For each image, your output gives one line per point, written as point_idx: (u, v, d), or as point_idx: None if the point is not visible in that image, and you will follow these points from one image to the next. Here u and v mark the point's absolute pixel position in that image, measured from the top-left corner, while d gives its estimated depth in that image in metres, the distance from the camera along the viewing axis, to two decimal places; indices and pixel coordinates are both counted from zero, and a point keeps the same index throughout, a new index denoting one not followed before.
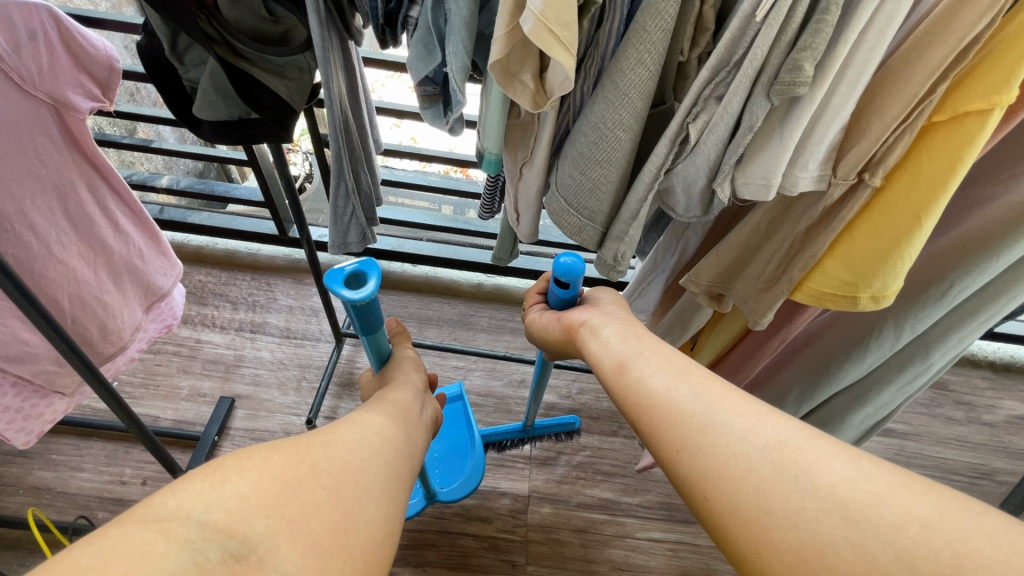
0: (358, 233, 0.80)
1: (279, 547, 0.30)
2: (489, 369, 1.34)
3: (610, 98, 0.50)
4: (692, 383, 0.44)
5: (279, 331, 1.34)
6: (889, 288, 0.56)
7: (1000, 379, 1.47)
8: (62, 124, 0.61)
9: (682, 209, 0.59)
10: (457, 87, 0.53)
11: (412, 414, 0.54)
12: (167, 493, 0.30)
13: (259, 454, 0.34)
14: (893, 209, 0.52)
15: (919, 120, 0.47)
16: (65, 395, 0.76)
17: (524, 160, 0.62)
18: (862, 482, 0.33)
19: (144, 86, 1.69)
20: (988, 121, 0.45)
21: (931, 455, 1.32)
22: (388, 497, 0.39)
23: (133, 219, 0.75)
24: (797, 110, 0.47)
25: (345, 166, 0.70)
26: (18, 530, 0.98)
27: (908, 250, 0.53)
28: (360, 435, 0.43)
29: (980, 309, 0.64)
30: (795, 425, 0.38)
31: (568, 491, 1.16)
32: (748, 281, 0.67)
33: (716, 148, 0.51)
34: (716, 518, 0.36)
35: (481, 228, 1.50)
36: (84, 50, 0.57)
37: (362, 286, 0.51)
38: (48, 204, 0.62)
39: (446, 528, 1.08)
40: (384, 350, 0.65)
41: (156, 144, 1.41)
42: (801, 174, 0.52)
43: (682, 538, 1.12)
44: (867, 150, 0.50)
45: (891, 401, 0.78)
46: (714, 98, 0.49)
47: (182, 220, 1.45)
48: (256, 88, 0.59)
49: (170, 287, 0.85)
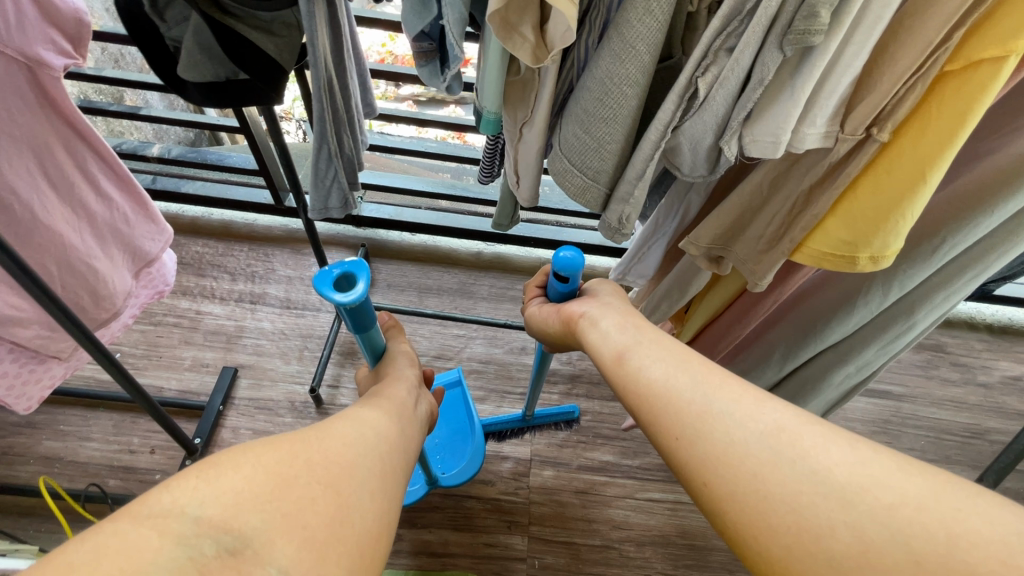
0: (339, 197, 0.78)
1: (273, 539, 0.30)
2: (490, 337, 1.34)
3: (616, 52, 0.48)
4: (693, 373, 0.44)
5: (279, 301, 1.34)
6: (889, 247, 0.56)
7: (997, 341, 1.48)
8: (36, 81, 0.58)
9: (688, 168, 0.58)
10: (454, 41, 0.51)
11: (407, 409, 0.54)
12: (161, 490, 0.30)
13: (252, 450, 0.34)
14: (899, 164, 0.51)
15: (932, 69, 0.45)
16: (60, 360, 0.76)
17: (524, 120, 0.60)
18: (858, 467, 0.33)
19: (129, 50, 1.64)
20: (1002, 70, 0.43)
21: (926, 416, 1.33)
22: (383, 491, 0.39)
23: (118, 183, 0.73)
24: (810, 60, 0.45)
25: (328, 129, 0.69)
26: (31, 497, 1.00)
27: (911, 206, 0.52)
28: (353, 432, 0.43)
29: (969, 266, 0.63)
30: (791, 411, 0.38)
31: (569, 455, 1.18)
32: (748, 242, 0.66)
33: (725, 103, 0.50)
34: (717, 505, 0.36)
35: (479, 194, 1.48)
36: (49, 3, 0.53)
37: (352, 288, 0.51)
38: (25, 165, 0.61)
39: (452, 492, 1.10)
40: (379, 346, 0.65)
41: (144, 111, 1.37)
42: (810, 131, 0.50)
43: (680, 497, 1.15)
44: (878, 103, 0.48)
45: (874, 360, 0.78)
46: (724, 50, 0.47)
47: (175, 190, 1.44)
48: (242, 46, 0.56)
49: (160, 252, 0.83)
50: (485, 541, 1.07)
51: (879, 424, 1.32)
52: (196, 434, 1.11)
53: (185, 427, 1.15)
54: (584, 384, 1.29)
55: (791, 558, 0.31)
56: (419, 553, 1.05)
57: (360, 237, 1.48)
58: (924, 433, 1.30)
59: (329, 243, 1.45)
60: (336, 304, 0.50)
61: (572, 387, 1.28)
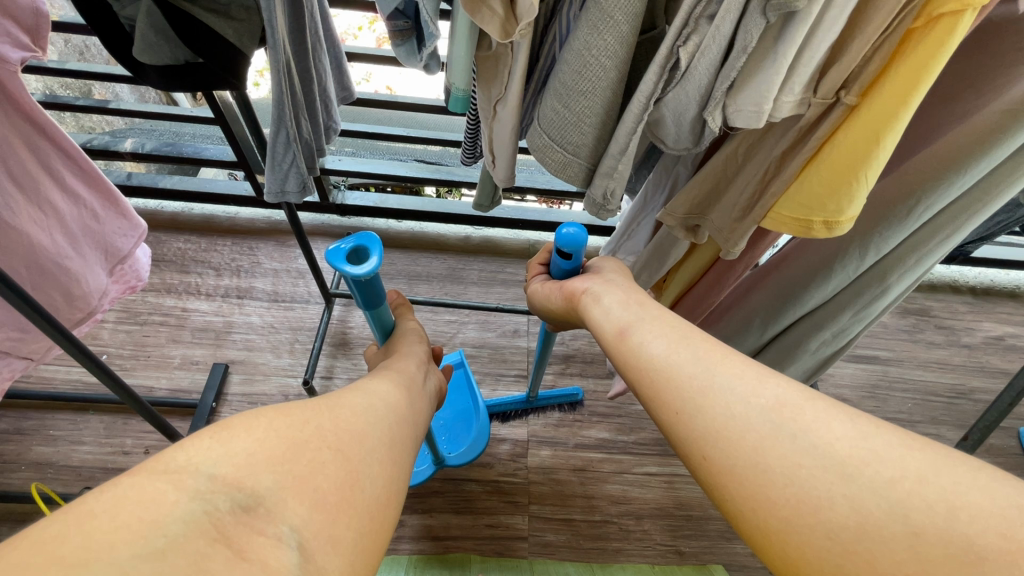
0: (297, 181, 0.76)
1: (286, 501, 0.30)
2: (482, 321, 1.34)
3: (593, 23, 0.47)
4: (694, 348, 0.44)
5: (267, 295, 1.33)
6: (844, 212, 0.55)
7: (979, 302, 1.51)
8: None
9: (672, 140, 0.57)
10: (427, 19, 0.49)
11: (416, 381, 0.54)
12: (176, 449, 0.29)
13: (265, 415, 0.34)
14: (860, 130, 0.50)
15: (898, 30, 0.44)
16: (27, 357, 0.73)
17: (498, 97, 0.58)
18: (859, 440, 0.33)
19: (94, 42, 1.59)
20: (960, 24, 0.42)
21: (912, 378, 1.36)
22: (393, 460, 0.39)
23: (86, 179, 0.71)
24: (793, 25, 0.43)
25: (287, 113, 0.66)
26: (24, 504, 0.98)
27: (866, 171, 0.52)
28: (364, 403, 0.42)
29: (943, 227, 0.63)
30: (794, 387, 0.38)
31: (565, 434, 1.20)
32: (723, 211, 0.66)
33: (707, 74, 0.48)
34: (716, 476, 0.36)
35: (465, 178, 1.46)
36: None
37: (364, 262, 0.50)
38: None
39: (451, 476, 1.11)
40: (387, 322, 0.64)
41: (113, 105, 1.33)
42: (787, 99, 0.49)
43: (676, 470, 1.17)
44: (847, 65, 0.47)
45: (850, 327, 0.78)
46: (705, 18, 0.46)
47: (153, 185, 1.41)
48: (196, 30, 0.55)
49: (133, 248, 0.82)
50: (487, 522, 1.08)
51: (868, 388, 1.34)
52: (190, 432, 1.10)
53: (178, 426, 1.14)
54: (578, 363, 1.30)
55: (790, 529, 0.31)
56: (421, 538, 1.06)
57: (346, 226, 1.46)
58: (911, 395, 1.32)
59: (315, 233, 1.43)
60: (348, 278, 0.50)
61: (566, 366, 1.29)
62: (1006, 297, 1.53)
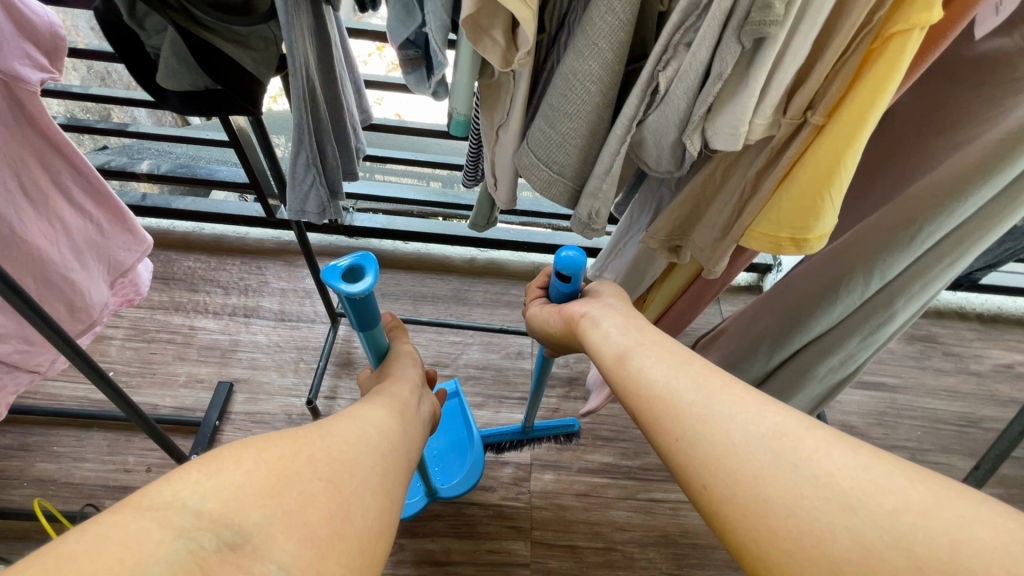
0: (317, 205, 0.77)
1: (275, 536, 0.29)
2: (486, 343, 1.35)
3: (579, 49, 0.49)
4: (693, 376, 0.44)
5: (273, 314, 1.34)
6: (819, 228, 0.56)
7: (987, 329, 1.50)
8: (14, 97, 0.58)
9: (655, 163, 0.58)
10: (436, 48, 0.52)
11: (409, 408, 0.54)
12: (162, 483, 0.29)
13: (258, 445, 0.34)
14: (826, 150, 0.51)
15: (857, 52, 0.46)
16: (35, 372, 0.74)
17: (501, 122, 0.61)
18: (859, 471, 0.32)
19: (116, 68, 1.65)
20: (909, 45, 0.43)
21: (921, 406, 1.34)
22: (384, 489, 0.38)
23: (95, 195, 0.73)
24: (764, 51, 0.45)
25: (306, 136, 0.68)
26: (24, 521, 0.98)
27: (833, 190, 0.53)
28: (356, 431, 0.42)
29: (945, 256, 0.63)
30: (793, 416, 0.38)
31: (569, 458, 1.18)
32: (704, 230, 0.68)
33: (685, 98, 0.50)
34: (714, 507, 0.35)
35: (471, 201, 1.49)
36: (26, 19, 0.55)
37: (359, 280, 0.51)
38: (5, 181, 0.61)
39: (453, 499, 1.10)
40: (381, 345, 0.64)
41: (132, 128, 1.38)
42: (759, 122, 0.51)
43: (681, 496, 1.15)
44: (813, 87, 0.49)
45: (858, 353, 0.77)
46: (684, 45, 0.47)
47: (166, 206, 1.44)
48: (216, 58, 0.58)
49: (136, 262, 0.83)
50: (489, 548, 1.06)
51: (876, 416, 1.32)
52: (192, 451, 1.10)
53: (181, 445, 1.14)
54: (582, 386, 1.29)
55: (791, 562, 0.31)
56: (421, 563, 1.04)
57: (353, 247, 1.48)
58: (920, 423, 1.30)
59: (323, 254, 1.45)
60: (342, 296, 0.51)
61: (570, 390, 1.28)
62: (1014, 325, 1.52)
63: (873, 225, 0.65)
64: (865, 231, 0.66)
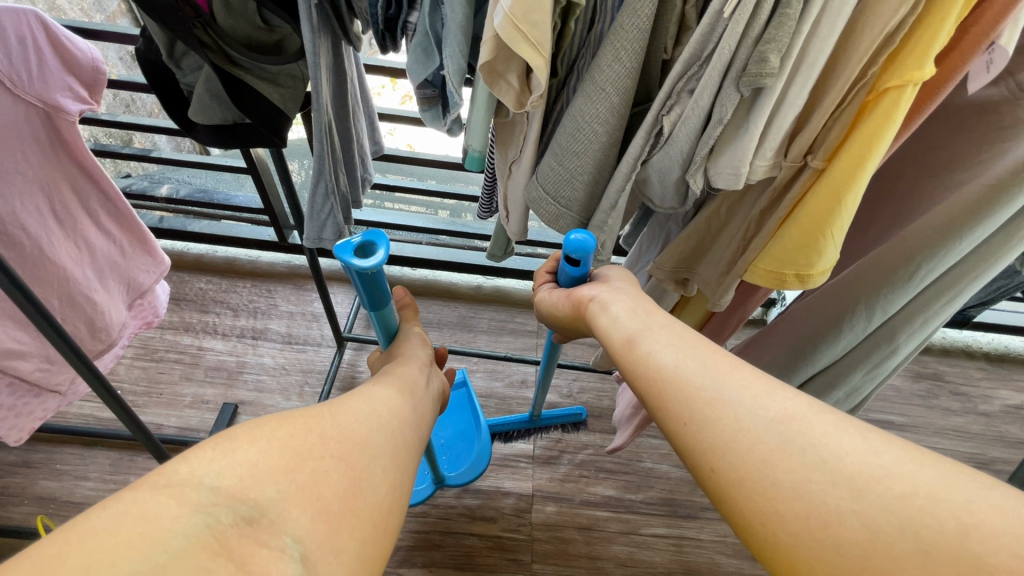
0: (333, 230, 0.79)
1: (289, 511, 0.30)
2: (490, 370, 1.35)
3: (588, 93, 0.52)
4: (701, 357, 0.44)
5: (281, 337, 1.35)
6: (816, 267, 0.58)
7: (995, 369, 1.49)
8: (51, 126, 0.62)
9: (659, 199, 0.60)
10: (453, 89, 0.55)
11: (418, 387, 0.54)
12: (178, 462, 0.29)
13: (269, 425, 0.34)
14: (825, 193, 0.53)
15: (854, 101, 0.48)
16: (58, 394, 0.76)
17: (514, 158, 0.64)
18: (869, 456, 0.32)
19: (141, 97, 1.73)
20: (905, 98, 0.46)
21: (930, 446, 1.33)
22: (396, 468, 0.38)
23: (119, 219, 0.76)
24: (763, 98, 0.48)
25: (327, 167, 0.71)
26: (22, 540, 0.98)
27: (832, 231, 0.55)
28: (367, 408, 0.42)
29: (944, 291, 0.64)
30: (802, 399, 0.38)
31: (571, 490, 1.17)
32: (711, 265, 0.69)
33: (688, 140, 0.52)
34: (724, 488, 0.36)
35: (478, 230, 1.51)
36: (72, 55, 0.59)
37: (371, 256, 0.51)
38: (37, 204, 0.64)
39: (452, 528, 1.09)
40: (392, 325, 0.65)
41: (154, 154, 1.43)
42: (760, 163, 0.53)
43: (685, 533, 1.14)
44: (812, 132, 0.51)
45: (862, 387, 0.77)
46: (686, 92, 0.50)
47: (182, 228, 1.48)
48: (247, 94, 0.62)
49: (154, 283, 0.85)
50: None
51: None
52: None
53: None
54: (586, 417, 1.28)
55: (800, 544, 0.31)
56: None
57: None
58: None
59: (332, 278, 1.48)
60: (353, 271, 0.50)
61: None
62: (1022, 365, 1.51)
63: (873, 261, 0.66)
64: (865, 266, 0.67)
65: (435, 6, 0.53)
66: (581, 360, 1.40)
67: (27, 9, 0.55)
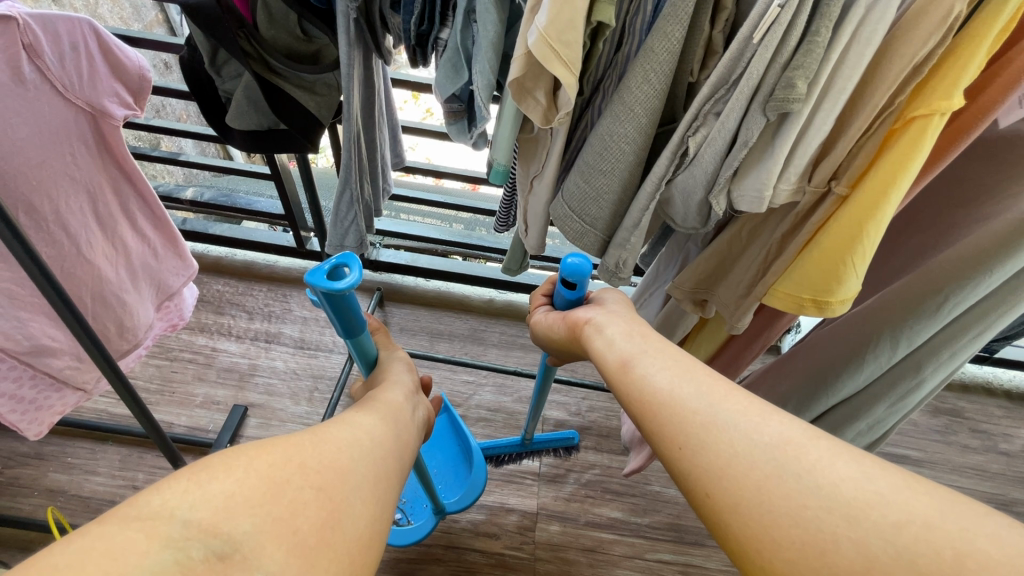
0: (356, 237, 0.81)
1: (264, 546, 0.28)
2: (499, 384, 1.35)
3: (615, 113, 0.53)
4: (696, 382, 0.43)
5: (293, 341, 1.36)
6: (842, 292, 0.57)
7: (1016, 408, 1.45)
8: (97, 130, 0.64)
9: (681, 219, 0.61)
10: (481, 104, 0.56)
11: (403, 415, 0.50)
12: (151, 492, 0.27)
13: (250, 451, 0.32)
14: (848, 219, 0.53)
15: (879, 131, 0.48)
16: (82, 390, 0.77)
17: (536, 173, 0.65)
18: (863, 482, 0.32)
19: (170, 103, 1.78)
20: (930, 129, 0.46)
21: (947, 483, 1.29)
22: (376, 498, 0.36)
23: (155, 222, 0.78)
24: (788, 125, 0.48)
25: (354, 176, 0.73)
26: (30, 531, 0.99)
27: (861, 257, 0.54)
28: (349, 436, 0.39)
29: (971, 326, 0.63)
30: (797, 425, 0.37)
31: (576, 510, 1.15)
32: (730, 287, 0.69)
33: (713, 161, 0.52)
34: (717, 515, 0.35)
35: (493, 244, 1.52)
36: (120, 62, 0.62)
37: (343, 278, 0.49)
38: (80, 205, 0.65)
39: (454, 544, 1.07)
40: (370, 353, 0.62)
41: (182, 157, 1.46)
42: (783, 187, 0.53)
43: (691, 560, 1.11)
44: (837, 158, 0.51)
45: (886, 419, 0.75)
46: (712, 114, 0.51)
47: (203, 231, 1.50)
48: (286, 100, 0.64)
49: (182, 287, 0.87)
50: None
51: None
52: None
53: None
54: (594, 436, 1.27)
55: (794, 571, 0.30)
56: None
57: (376, 280, 1.52)
58: None
59: None
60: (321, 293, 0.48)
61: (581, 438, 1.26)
62: None
63: (900, 290, 0.66)
64: (892, 295, 0.66)
65: (467, 23, 0.54)
66: (591, 379, 1.39)
67: (81, 18, 0.58)
